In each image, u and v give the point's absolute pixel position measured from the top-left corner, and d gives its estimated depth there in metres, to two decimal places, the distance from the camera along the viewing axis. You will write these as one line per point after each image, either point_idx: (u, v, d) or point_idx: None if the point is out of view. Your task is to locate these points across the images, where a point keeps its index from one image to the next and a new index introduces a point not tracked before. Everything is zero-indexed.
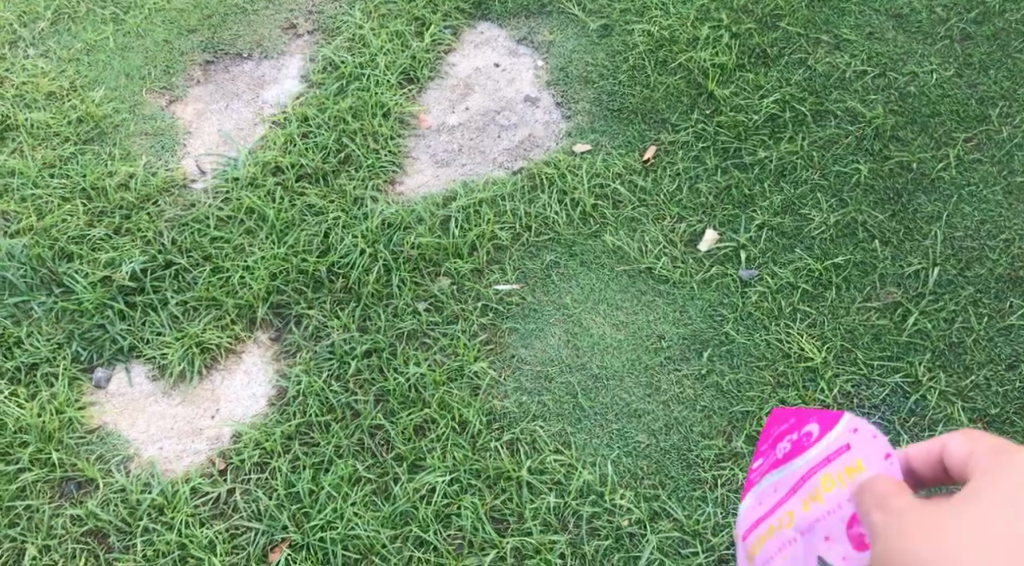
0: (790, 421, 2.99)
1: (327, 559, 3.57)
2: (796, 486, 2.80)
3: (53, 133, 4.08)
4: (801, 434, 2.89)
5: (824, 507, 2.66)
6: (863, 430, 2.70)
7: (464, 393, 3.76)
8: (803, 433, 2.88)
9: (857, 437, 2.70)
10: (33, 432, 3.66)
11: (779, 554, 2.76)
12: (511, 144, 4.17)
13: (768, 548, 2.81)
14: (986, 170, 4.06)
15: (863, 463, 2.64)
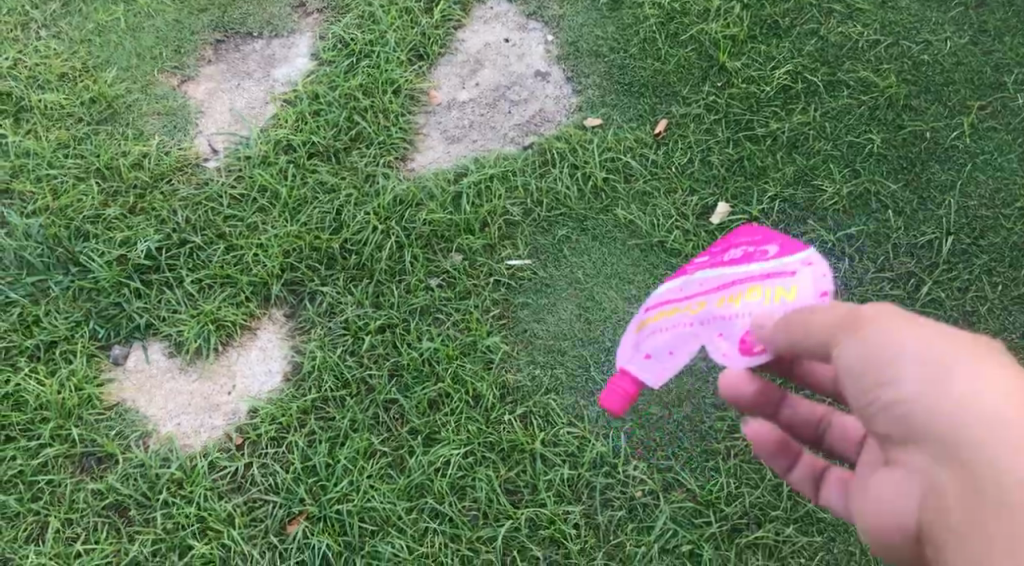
0: (758, 237, 3.13)
1: (344, 531, 3.62)
2: (715, 282, 3.02)
3: (68, 114, 4.11)
4: (755, 249, 3.07)
5: (737, 310, 2.95)
6: (817, 266, 2.94)
7: (477, 367, 3.79)
8: (760, 249, 3.07)
9: (806, 272, 2.94)
10: (53, 409, 3.72)
11: (673, 331, 3.02)
12: (522, 119, 4.18)
13: (665, 319, 3.04)
14: (1001, 138, 4.08)
15: (798, 294, 2.90)
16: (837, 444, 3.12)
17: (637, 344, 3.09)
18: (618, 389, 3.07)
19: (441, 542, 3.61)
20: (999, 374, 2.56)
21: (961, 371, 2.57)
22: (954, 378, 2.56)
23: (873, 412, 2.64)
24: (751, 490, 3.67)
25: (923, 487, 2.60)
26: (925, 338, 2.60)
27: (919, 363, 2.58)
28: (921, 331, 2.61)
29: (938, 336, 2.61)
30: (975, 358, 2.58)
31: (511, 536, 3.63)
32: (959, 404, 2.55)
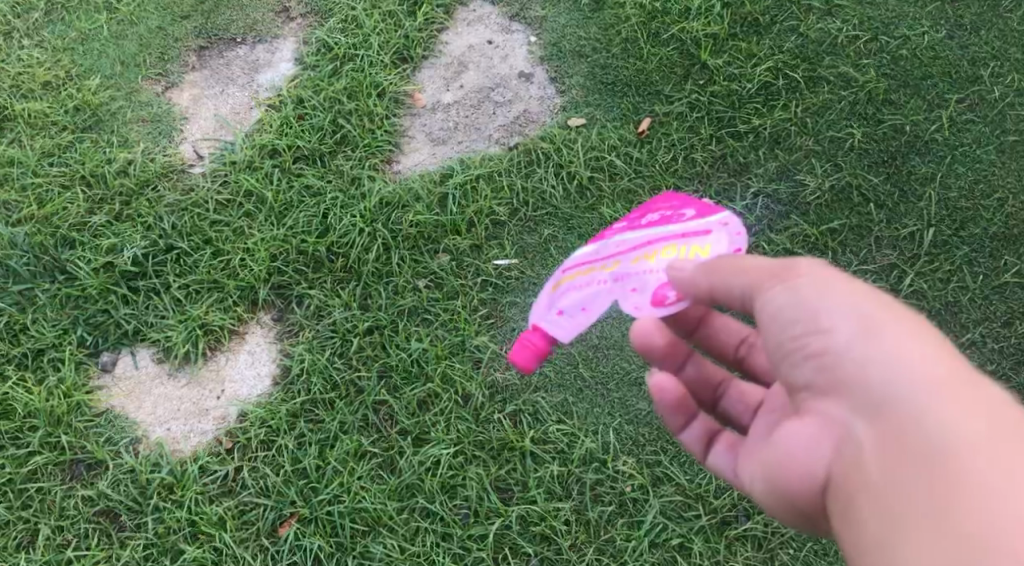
0: (676, 202, 3.17)
1: (336, 532, 3.65)
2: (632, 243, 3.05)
3: (52, 122, 4.13)
4: (674, 213, 3.10)
5: (651, 266, 3.01)
6: (732, 226, 3.00)
7: (466, 367, 3.82)
8: (679, 212, 3.10)
9: (721, 231, 3.00)
10: (42, 416, 3.73)
11: (588, 287, 3.03)
12: (506, 120, 4.21)
13: (580, 277, 3.04)
14: (979, 130, 4.12)
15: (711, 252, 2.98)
16: (730, 409, 3.24)
17: (550, 302, 3.07)
18: (527, 345, 3.04)
19: (433, 541, 3.64)
20: (926, 339, 2.69)
21: (890, 332, 2.70)
22: (881, 335, 2.70)
23: (799, 361, 2.77)
24: None
25: (840, 436, 2.73)
26: (853, 297, 2.73)
27: (852, 319, 2.72)
28: (852, 291, 2.74)
29: (867, 294, 2.75)
30: (903, 320, 2.72)
31: (501, 534, 3.66)
32: (886, 361, 2.68)
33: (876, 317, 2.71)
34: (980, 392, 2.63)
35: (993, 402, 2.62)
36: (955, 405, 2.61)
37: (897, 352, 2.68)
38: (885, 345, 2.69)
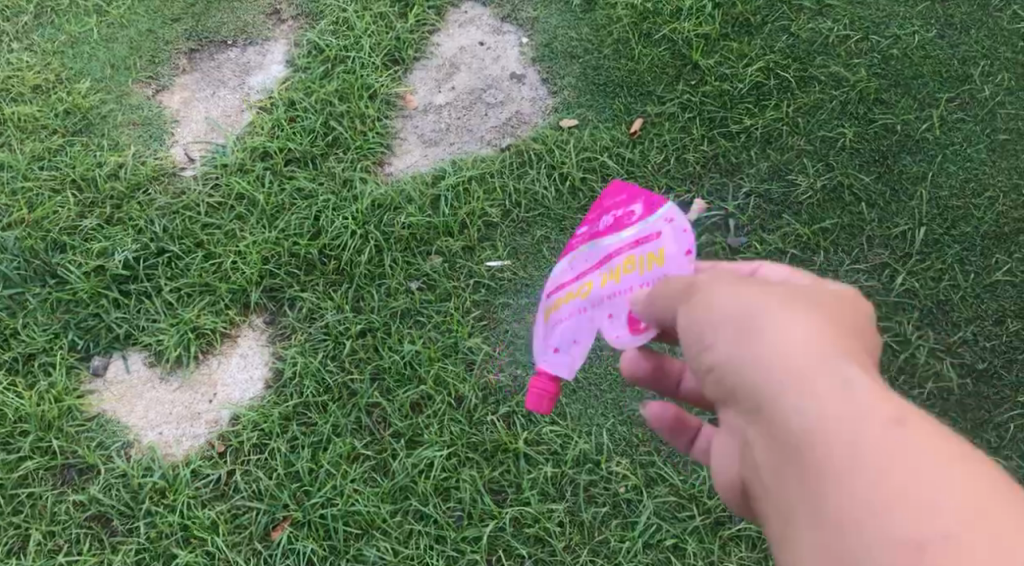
0: (623, 197, 3.25)
1: (329, 535, 3.64)
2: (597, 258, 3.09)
3: (41, 126, 4.11)
4: (624, 214, 3.16)
5: (619, 287, 2.97)
6: (677, 221, 2.98)
7: (459, 369, 3.81)
8: (627, 212, 3.16)
9: (670, 228, 2.98)
10: (33, 421, 3.72)
11: (572, 318, 3.05)
12: (499, 121, 4.20)
13: (563, 306, 3.08)
14: (970, 129, 4.12)
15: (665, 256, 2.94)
16: None
17: (546, 341, 3.11)
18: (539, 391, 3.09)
19: (427, 544, 3.63)
20: (788, 339, 2.49)
21: (760, 332, 2.51)
22: (752, 335, 2.52)
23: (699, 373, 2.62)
24: None
25: (745, 451, 2.54)
26: (761, 303, 2.55)
27: (728, 324, 2.55)
28: (758, 295, 2.57)
29: (749, 292, 2.57)
30: (769, 314, 2.53)
31: (495, 536, 3.65)
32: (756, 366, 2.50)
33: (787, 331, 2.49)
34: (833, 413, 2.40)
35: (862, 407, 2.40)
36: (851, 433, 2.38)
37: (765, 354, 2.49)
38: (749, 348, 2.51)
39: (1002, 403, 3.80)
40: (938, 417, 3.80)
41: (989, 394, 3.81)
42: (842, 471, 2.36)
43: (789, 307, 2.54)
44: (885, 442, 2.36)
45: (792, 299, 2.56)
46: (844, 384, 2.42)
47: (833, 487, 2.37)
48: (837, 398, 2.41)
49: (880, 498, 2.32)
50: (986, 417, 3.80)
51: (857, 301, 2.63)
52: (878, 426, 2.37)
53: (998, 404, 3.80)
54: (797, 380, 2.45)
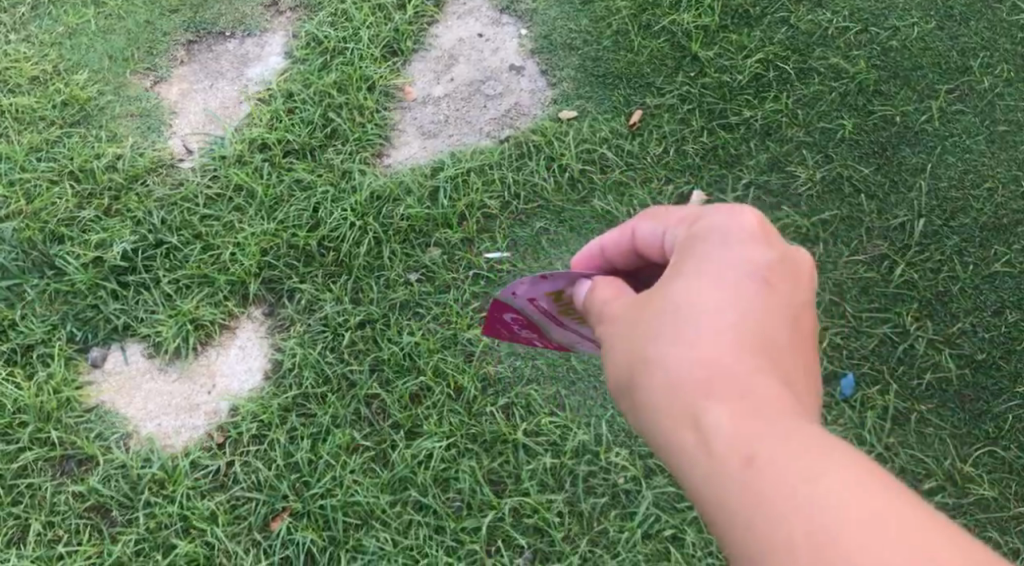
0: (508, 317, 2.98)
1: (328, 526, 3.65)
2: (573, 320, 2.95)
3: (39, 117, 4.11)
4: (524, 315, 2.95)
5: None
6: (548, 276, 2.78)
7: (458, 360, 3.82)
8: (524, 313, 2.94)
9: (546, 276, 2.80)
10: (32, 412, 3.72)
11: None
12: (498, 113, 4.20)
13: None
14: (969, 120, 4.13)
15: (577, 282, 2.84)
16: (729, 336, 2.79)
17: None
18: None
19: (426, 534, 3.64)
20: (670, 375, 2.40)
21: (642, 374, 2.43)
22: (638, 377, 2.44)
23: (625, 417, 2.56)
24: None
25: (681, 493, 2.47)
26: (641, 342, 2.45)
27: (618, 370, 2.48)
28: (635, 335, 2.47)
29: (631, 329, 2.48)
30: (644, 351, 2.44)
31: (494, 527, 3.66)
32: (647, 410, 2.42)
33: (664, 377, 2.40)
34: (717, 467, 2.31)
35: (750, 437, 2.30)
36: (738, 470, 2.28)
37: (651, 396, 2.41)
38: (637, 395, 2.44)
39: (1001, 393, 3.80)
40: (937, 408, 3.80)
41: (987, 385, 3.81)
42: (733, 535, 2.26)
43: (670, 335, 2.42)
44: (767, 491, 2.25)
45: (665, 325, 2.43)
46: (724, 429, 2.33)
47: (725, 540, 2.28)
48: (721, 447, 2.32)
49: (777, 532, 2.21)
50: (984, 408, 3.79)
51: (759, 270, 2.45)
52: (757, 475, 2.27)
53: (997, 394, 3.80)
54: (693, 425, 2.36)
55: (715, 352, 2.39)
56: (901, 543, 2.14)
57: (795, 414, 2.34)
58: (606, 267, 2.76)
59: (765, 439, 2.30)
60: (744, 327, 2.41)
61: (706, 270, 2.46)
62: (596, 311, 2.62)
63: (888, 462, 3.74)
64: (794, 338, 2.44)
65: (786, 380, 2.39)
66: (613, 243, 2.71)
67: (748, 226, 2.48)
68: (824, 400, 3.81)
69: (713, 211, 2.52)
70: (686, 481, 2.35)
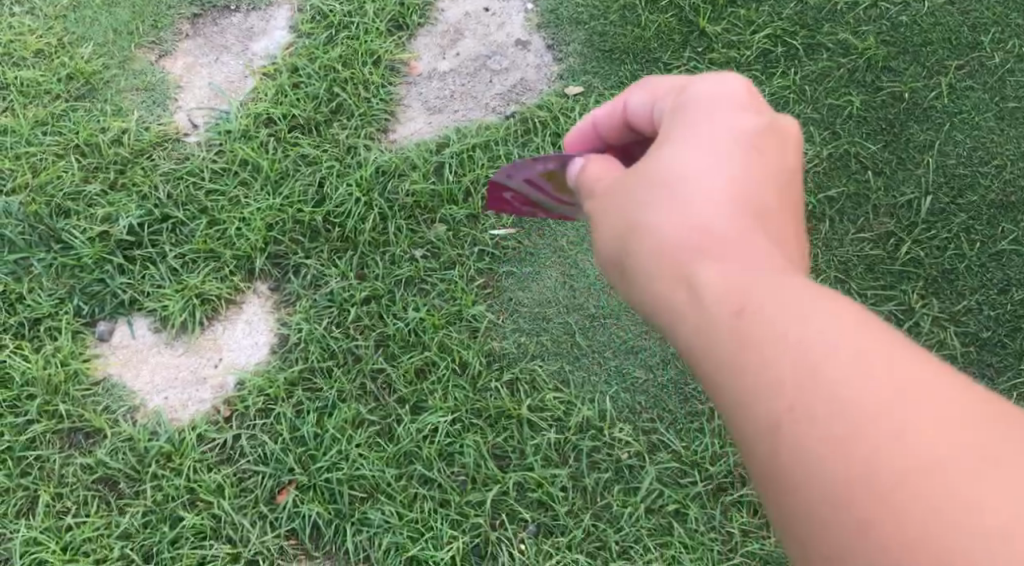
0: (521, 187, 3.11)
1: (334, 499, 3.67)
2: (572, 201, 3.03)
3: (44, 90, 4.10)
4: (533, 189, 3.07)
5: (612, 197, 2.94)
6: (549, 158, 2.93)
7: (463, 336, 3.84)
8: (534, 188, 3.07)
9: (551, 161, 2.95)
10: (40, 385, 3.74)
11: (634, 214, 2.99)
12: (503, 88, 4.20)
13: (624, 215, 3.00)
14: (979, 97, 4.11)
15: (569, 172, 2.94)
16: None
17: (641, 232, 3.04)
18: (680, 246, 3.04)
19: (431, 508, 3.66)
20: (661, 235, 2.44)
21: (636, 241, 2.47)
22: (632, 245, 2.48)
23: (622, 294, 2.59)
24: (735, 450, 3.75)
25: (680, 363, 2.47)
26: (634, 209, 2.50)
27: (614, 245, 2.53)
28: (627, 203, 2.52)
29: (622, 200, 2.54)
30: (635, 218, 2.49)
31: (498, 501, 3.68)
32: (643, 278, 2.46)
33: (655, 234, 2.45)
34: (710, 319, 2.33)
35: (742, 288, 2.33)
36: (728, 320, 2.31)
37: (645, 260, 2.45)
38: (633, 261, 2.48)
39: (1005, 372, 3.81)
40: None
41: (991, 362, 3.83)
42: (724, 380, 2.29)
43: (660, 199, 2.47)
44: (759, 338, 2.27)
45: (653, 185, 2.49)
46: (714, 281, 2.36)
47: (722, 394, 2.30)
48: (711, 295, 2.35)
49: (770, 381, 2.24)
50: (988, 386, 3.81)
51: (745, 130, 2.51)
52: (749, 324, 2.29)
53: (1000, 372, 3.81)
54: (683, 277, 2.40)
55: (702, 207, 2.43)
56: (892, 373, 2.17)
57: (783, 264, 2.37)
58: (601, 142, 2.91)
59: (754, 285, 2.32)
60: (731, 185, 2.45)
61: (696, 135, 2.51)
62: (589, 188, 2.68)
63: None
64: (782, 195, 2.47)
65: (775, 234, 2.42)
66: (607, 117, 2.83)
67: (735, 93, 2.54)
68: None
69: (700, 82, 2.58)
70: (680, 338, 2.38)
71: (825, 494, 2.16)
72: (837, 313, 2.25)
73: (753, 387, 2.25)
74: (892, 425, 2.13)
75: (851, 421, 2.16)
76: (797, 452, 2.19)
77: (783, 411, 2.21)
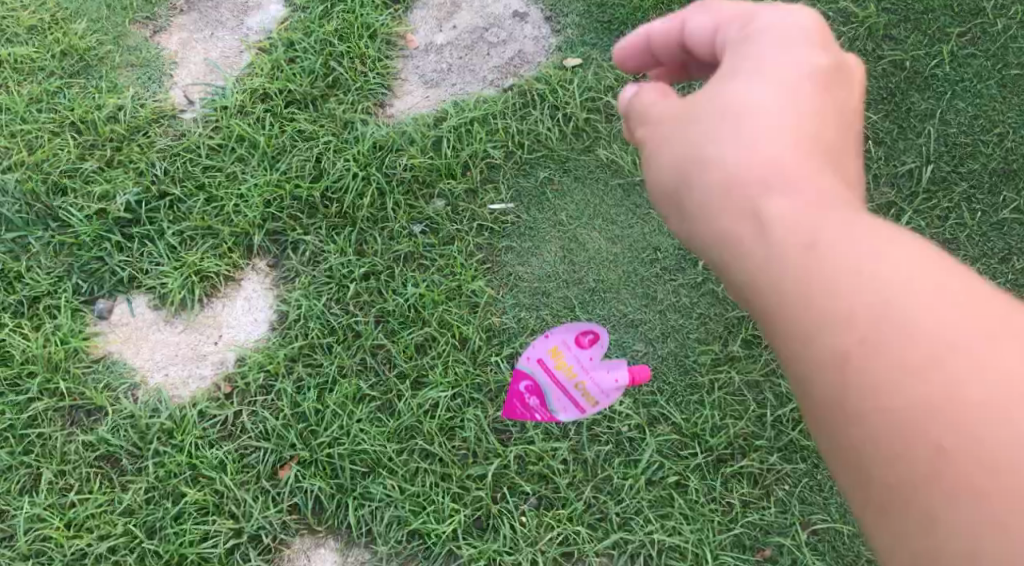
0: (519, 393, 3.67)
1: (336, 473, 3.69)
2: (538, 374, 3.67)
3: (38, 67, 4.08)
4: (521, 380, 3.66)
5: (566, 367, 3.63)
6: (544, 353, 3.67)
7: (463, 311, 3.84)
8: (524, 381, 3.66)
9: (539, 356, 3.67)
10: (40, 363, 3.74)
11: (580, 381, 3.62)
12: (501, 61, 4.18)
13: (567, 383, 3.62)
14: (981, 64, 4.07)
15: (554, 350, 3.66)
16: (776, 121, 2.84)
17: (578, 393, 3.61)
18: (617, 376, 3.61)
19: (432, 481, 3.67)
20: (732, 176, 2.49)
21: (705, 177, 2.53)
22: (698, 183, 2.54)
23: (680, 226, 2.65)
24: (735, 421, 3.74)
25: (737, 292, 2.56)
26: (702, 147, 2.55)
27: (680, 180, 2.57)
28: (696, 140, 2.56)
29: (689, 136, 2.58)
30: (706, 155, 2.54)
31: (500, 474, 3.69)
32: (709, 214, 2.51)
33: (726, 171, 2.50)
34: (779, 254, 2.42)
35: (811, 226, 2.41)
36: (798, 256, 2.40)
37: (711, 196, 2.52)
38: (701, 198, 2.53)
39: None
40: None
41: None
42: (790, 314, 2.40)
43: (733, 139, 2.51)
44: (828, 274, 2.37)
45: (720, 119, 2.54)
46: (784, 218, 2.43)
47: (787, 326, 2.41)
48: (779, 228, 2.43)
49: (836, 315, 2.35)
50: None
51: (814, 68, 2.54)
52: (817, 261, 2.38)
53: None
54: (749, 210, 2.46)
55: (771, 145, 2.48)
56: (956, 310, 2.28)
57: (848, 202, 2.44)
58: (651, 58, 2.83)
59: (824, 222, 2.40)
60: (801, 129, 2.50)
61: (765, 72, 2.55)
62: (643, 115, 2.70)
63: None
64: (847, 134, 2.53)
65: (841, 173, 2.49)
66: (663, 33, 2.76)
67: (803, 29, 2.57)
68: None
69: (768, 15, 2.59)
70: (747, 271, 2.46)
71: (886, 421, 2.29)
72: (908, 247, 2.36)
73: (819, 318, 2.36)
74: (954, 360, 2.26)
75: (911, 353, 2.28)
76: (863, 384, 2.31)
77: (852, 344, 2.33)
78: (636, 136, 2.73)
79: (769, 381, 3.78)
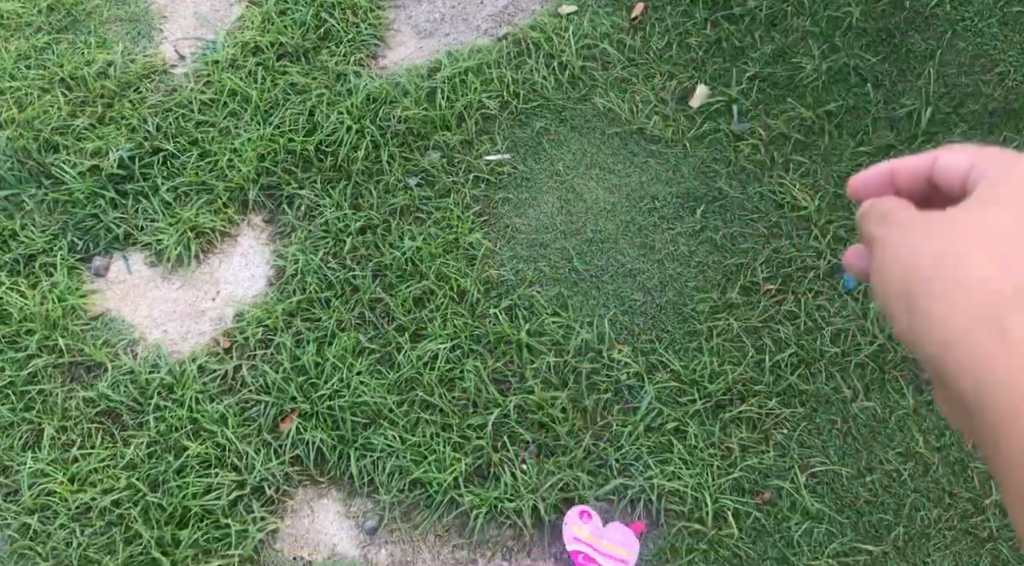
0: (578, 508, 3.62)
1: (337, 425, 3.69)
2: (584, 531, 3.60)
3: (26, 23, 4.06)
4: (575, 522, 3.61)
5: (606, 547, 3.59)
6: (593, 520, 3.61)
7: (460, 264, 3.84)
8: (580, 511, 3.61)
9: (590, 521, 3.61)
10: (37, 320, 3.75)
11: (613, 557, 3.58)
12: (495, 10, 4.16)
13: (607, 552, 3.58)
14: (982, 3, 4.03)
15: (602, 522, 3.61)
16: None
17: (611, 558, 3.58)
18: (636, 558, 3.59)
19: (433, 432, 3.68)
20: (975, 271, 2.39)
21: (940, 273, 2.43)
22: (930, 276, 2.44)
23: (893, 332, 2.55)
24: (734, 367, 3.74)
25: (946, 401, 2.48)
26: (940, 243, 2.45)
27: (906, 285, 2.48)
28: (933, 244, 2.46)
29: (929, 236, 2.48)
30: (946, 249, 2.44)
31: (500, 424, 3.70)
32: (936, 310, 2.42)
33: (965, 273, 2.40)
34: (1015, 374, 2.32)
35: None
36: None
37: (949, 292, 2.41)
38: (930, 299, 2.43)
39: None
40: None
41: None
42: (1010, 433, 2.32)
43: (975, 238, 2.42)
44: None
45: (964, 219, 2.45)
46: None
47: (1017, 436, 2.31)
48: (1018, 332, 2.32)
49: None
50: None
51: None
52: None
53: None
54: (990, 306, 2.36)
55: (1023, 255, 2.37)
56: None
57: None
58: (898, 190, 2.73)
59: None
60: None
61: (1008, 193, 2.47)
62: (882, 213, 2.58)
63: (890, 352, 3.74)
64: None
65: None
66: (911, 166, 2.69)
67: None
68: (827, 293, 3.81)
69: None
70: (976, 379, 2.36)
71: None
72: None
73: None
74: None
75: None
76: None
77: None
78: (867, 230, 2.60)
79: (768, 327, 3.79)
